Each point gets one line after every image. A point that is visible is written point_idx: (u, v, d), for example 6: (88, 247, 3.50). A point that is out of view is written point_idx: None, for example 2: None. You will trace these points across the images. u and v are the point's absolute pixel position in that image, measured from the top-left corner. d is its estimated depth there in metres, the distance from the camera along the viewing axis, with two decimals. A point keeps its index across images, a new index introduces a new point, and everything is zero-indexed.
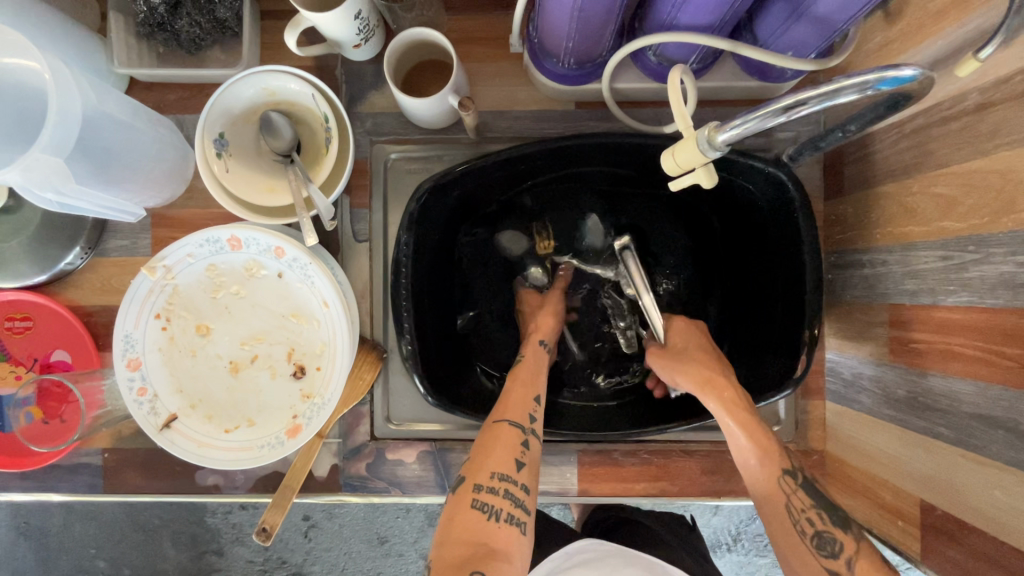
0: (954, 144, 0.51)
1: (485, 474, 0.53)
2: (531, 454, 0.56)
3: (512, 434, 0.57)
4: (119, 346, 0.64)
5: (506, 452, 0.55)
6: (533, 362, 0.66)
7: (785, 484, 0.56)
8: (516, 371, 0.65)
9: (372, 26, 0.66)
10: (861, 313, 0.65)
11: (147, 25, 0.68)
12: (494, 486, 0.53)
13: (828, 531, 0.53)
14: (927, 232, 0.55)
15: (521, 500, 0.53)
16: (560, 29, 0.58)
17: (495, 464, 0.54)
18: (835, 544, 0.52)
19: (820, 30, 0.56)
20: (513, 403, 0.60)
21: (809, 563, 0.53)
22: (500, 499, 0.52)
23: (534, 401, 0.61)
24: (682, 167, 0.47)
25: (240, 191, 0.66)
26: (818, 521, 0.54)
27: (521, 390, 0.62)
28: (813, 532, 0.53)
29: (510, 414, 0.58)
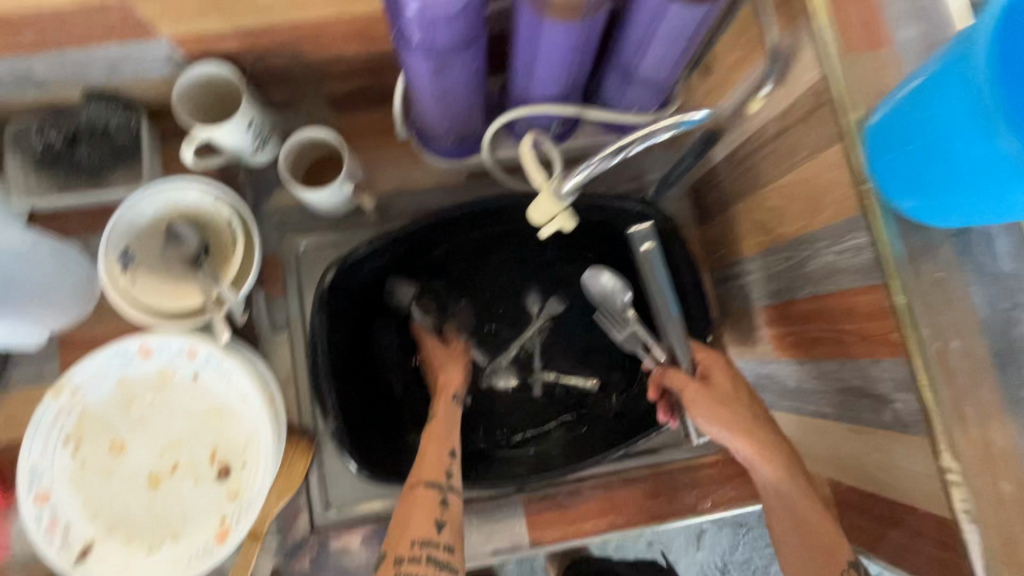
0: (770, 164, 0.61)
1: (405, 544, 0.58)
2: (453, 510, 0.62)
3: (430, 495, 0.62)
4: (25, 480, 0.61)
5: (426, 515, 0.60)
6: (447, 417, 0.69)
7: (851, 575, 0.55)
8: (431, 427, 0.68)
9: (267, 133, 0.72)
10: (747, 318, 0.72)
11: (47, 157, 0.73)
12: (416, 554, 0.58)
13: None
14: (773, 239, 0.63)
15: (444, 559, 0.58)
16: (432, 115, 0.66)
17: (415, 530, 0.59)
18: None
19: (650, 88, 0.67)
20: (428, 465, 0.64)
21: None
22: (423, 565, 0.57)
23: (448, 457, 0.65)
24: (545, 217, 0.54)
25: (149, 301, 0.69)
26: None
27: (435, 449, 0.65)
28: None
29: (426, 475, 0.63)
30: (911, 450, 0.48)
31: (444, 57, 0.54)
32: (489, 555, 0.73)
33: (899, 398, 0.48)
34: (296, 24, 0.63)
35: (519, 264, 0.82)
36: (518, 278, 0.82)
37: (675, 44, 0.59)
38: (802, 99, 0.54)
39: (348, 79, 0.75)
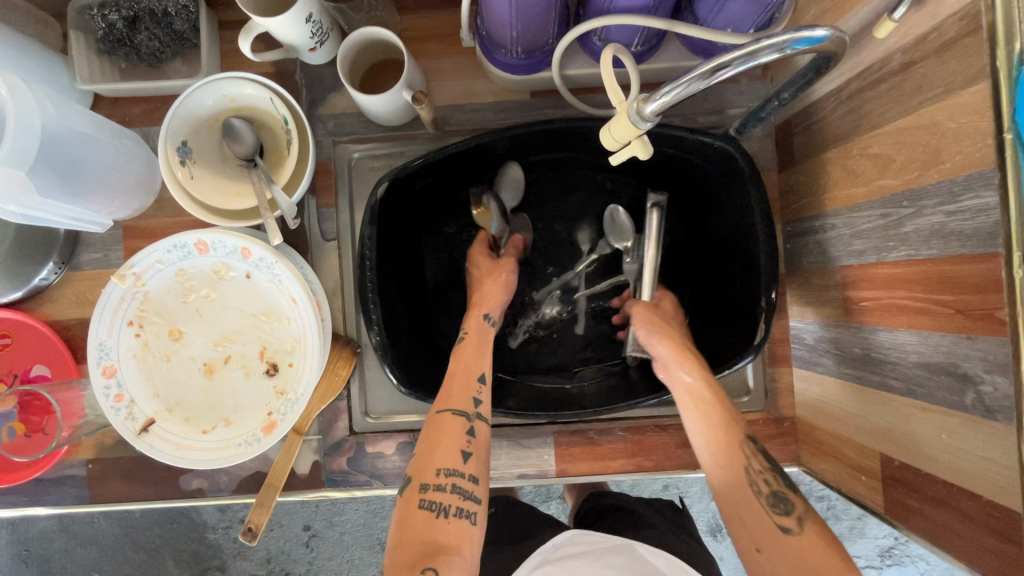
0: (883, 105, 0.53)
1: (430, 472, 0.56)
2: (479, 441, 0.59)
3: (457, 422, 0.59)
4: (94, 355, 0.65)
5: (452, 443, 0.57)
6: (478, 338, 0.67)
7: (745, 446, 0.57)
8: (461, 349, 0.66)
9: (326, 30, 0.68)
10: (818, 278, 0.66)
11: (108, 41, 0.71)
12: (441, 483, 0.55)
13: (782, 491, 0.54)
14: (868, 192, 0.56)
15: (469, 491, 0.55)
16: (502, 20, 0.60)
17: (441, 460, 0.56)
18: (789, 503, 0.53)
19: (754, 5, 0.58)
20: (456, 389, 0.61)
21: (765, 523, 0.52)
22: (449, 495, 0.54)
23: (478, 383, 0.63)
24: (619, 141, 0.49)
25: (205, 197, 0.68)
26: (774, 483, 0.54)
27: (464, 372, 0.63)
28: (768, 492, 0.54)
29: (454, 403, 0.60)
30: (989, 436, 0.44)
31: None
32: (516, 478, 0.75)
33: (989, 380, 0.44)
34: None
35: (580, 199, 0.78)
36: (576, 213, 0.79)
37: None
38: (942, 26, 0.45)
39: None
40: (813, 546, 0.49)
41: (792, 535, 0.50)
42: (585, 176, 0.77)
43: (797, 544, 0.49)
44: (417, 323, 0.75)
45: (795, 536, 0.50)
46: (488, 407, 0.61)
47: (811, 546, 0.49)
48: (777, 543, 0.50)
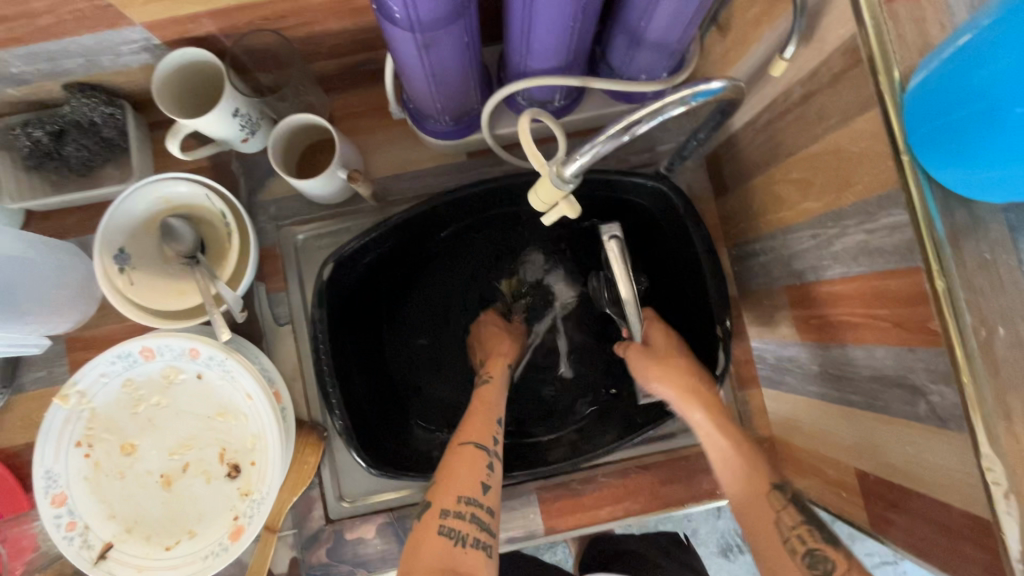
0: (794, 133, 0.55)
1: (451, 500, 0.56)
2: (497, 475, 0.60)
3: (478, 455, 0.60)
4: (40, 485, 0.61)
5: (470, 473, 0.58)
6: (500, 385, 0.68)
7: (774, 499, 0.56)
8: (485, 394, 0.67)
9: (256, 120, 0.69)
10: (768, 298, 0.68)
11: (34, 156, 0.71)
12: (461, 511, 0.55)
13: (819, 548, 0.52)
14: (796, 215, 0.58)
15: (487, 523, 0.55)
16: (424, 94, 0.62)
17: (461, 487, 0.57)
18: (829, 563, 0.51)
19: (660, 53, 0.61)
20: (477, 425, 0.62)
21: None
22: (467, 523, 0.54)
23: (496, 423, 0.64)
24: (546, 203, 0.49)
25: (146, 301, 0.67)
26: (812, 540, 0.53)
27: (485, 414, 0.64)
28: (807, 550, 0.52)
29: (474, 435, 0.61)
30: (950, 446, 0.44)
31: (430, 35, 0.50)
32: (505, 543, 0.72)
33: (937, 390, 0.44)
34: (276, 4, 0.59)
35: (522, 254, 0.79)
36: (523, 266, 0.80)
37: (688, 1, 0.53)
38: (830, 61, 0.48)
39: (337, 57, 0.71)
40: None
41: None
42: (519, 233, 0.78)
43: None
44: (377, 394, 0.73)
45: None
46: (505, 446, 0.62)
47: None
48: None
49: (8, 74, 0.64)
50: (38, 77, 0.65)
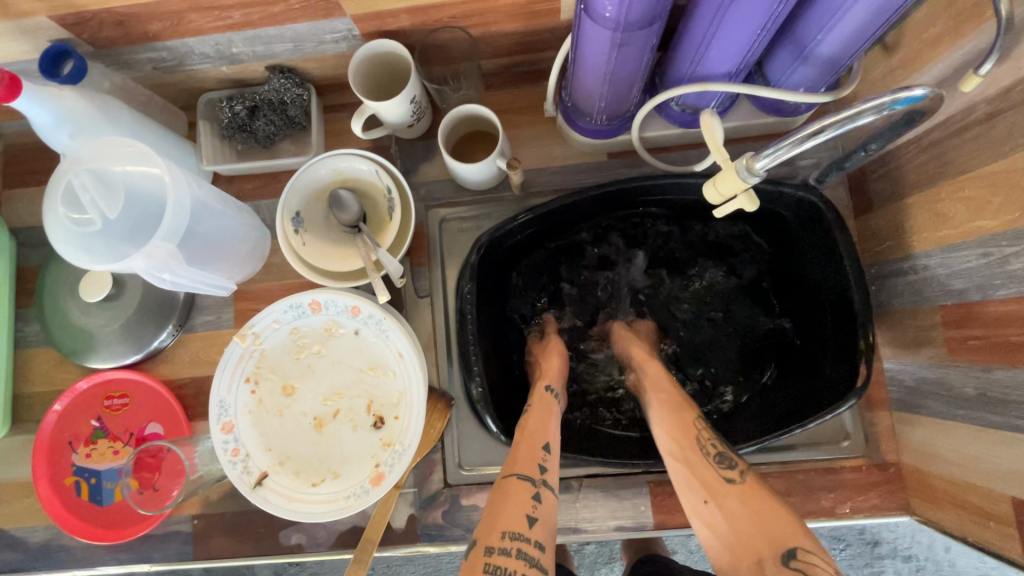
0: (971, 151, 0.56)
1: (496, 536, 0.53)
2: (545, 508, 0.56)
3: (524, 488, 0.57)
4: (215, 411, 0.69)
5: (518, 507, 0.55)
6: (541, 408, 0.66)
7: (696, 423, 0.62)
8: (524, 421, 0.65)
9: (423, 108, 0.76)
10: (913, 317, 0.67)
11: (230, 127, 0.80)
12: (505, 547, 0.52)
13: (726, 450, 0.59)
14: (963, 233, 0.57)
15: (535, 558, 0.52)
16: (593, 92, 0.66)
17: (506, 522, 0.54)
18: (732, 460, 0.58)
19: (826, 68, 0.63)
20: (523, 455, 0.60)
21: (710, 474, 0.57)
22: (514, 560, 0.51)
23: (543, 450, 0.60)
24: (725, 195, 0.52)
25: (314, 261, 0.74)
26: (719, 445, 0.59)
27: (528, 440, 0.61)
28: (714, 452, 0.59)
29: (520, 467, 0.58)
30: None
31: (628, 33, 0.54)
32: (613, 531, 0.74)
33: None
34: (468, 3, 0.65)
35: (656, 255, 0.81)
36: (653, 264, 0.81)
37: (874, 17, 0.54)
38: None
39: (503, 56, 0.77)
40: (746, 496, 0.54)
41: (734, 484, 0.55)
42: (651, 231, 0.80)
43: (738, 492, 0.55)
44: (504, 370, 0.77)
45: (737, 486, 0.55)
46: (554, 475, 0.59)
47: (752, 494, 0.54)
48: (719, 494, 0.55)
49: (229, 53, 0.73)
50: (250, 58, 0.75)
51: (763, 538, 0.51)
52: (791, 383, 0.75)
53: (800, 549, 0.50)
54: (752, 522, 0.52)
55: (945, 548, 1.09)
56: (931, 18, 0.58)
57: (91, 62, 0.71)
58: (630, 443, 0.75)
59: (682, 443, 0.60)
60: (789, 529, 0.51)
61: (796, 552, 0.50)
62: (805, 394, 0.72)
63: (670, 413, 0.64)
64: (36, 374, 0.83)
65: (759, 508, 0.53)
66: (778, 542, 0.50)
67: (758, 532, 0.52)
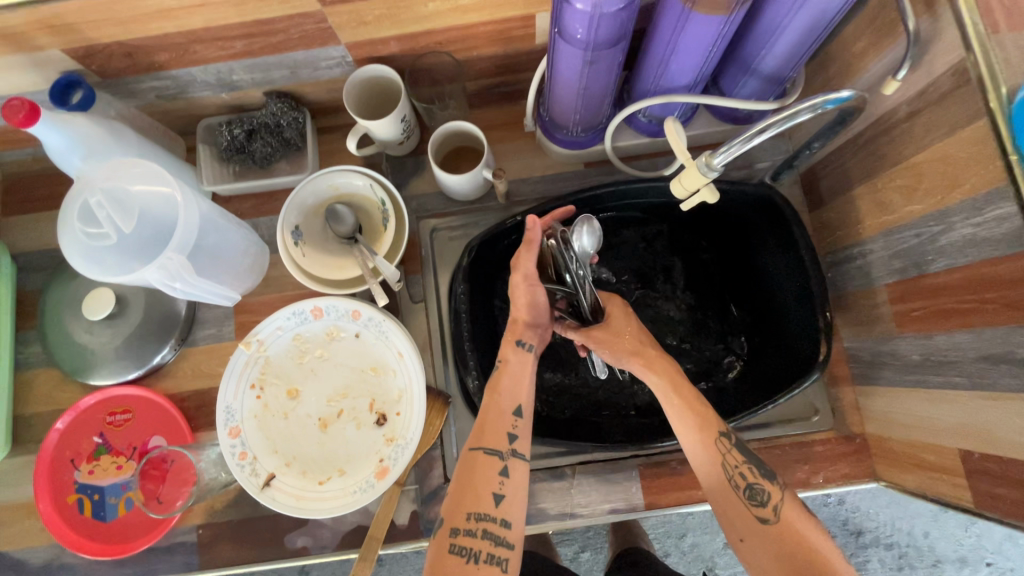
0: (898, 146, 0.64)
1: (462, 516, 0.57)
2: (512, 481, 0.60)
3: (491, 462, 0.60)
4: (222, 417, 0.72)
5: (486, 484, 0.59)
6: (513, 373, 0.66)
7: (722, 444, 0.61)
8: (496, 380, 0.66)
9: (412, 126, 0.82)
10: (865, 298, 0.74)
11: (229, 150, 0.84)
12: (472, 528, 0.57)
13: (757, 484, 0.60)
14: (899, 217, 0.65)
15: (500, 536, 0.57)
16: (568, 106, 0.73)
17: (474, 501, 0.58)
18: (764, 495, 0.60)
19: (772, 79, 0.71)
20: (492, 429, 0.62)
21: (745, 514, 0.59)
22: (479, 540, 0.56)
23: (512, 416, 0.63)
24: (689, 189, 0.59)
25: (314, 271, 0.79)
26: (751, 476, 0.60)
27: (497, 409, 0.63)
28: (746, 485, 0.60)
29: (489, 441, 0.61)
30: None
31: (598, 52, 0.61)
32: (608, 514, 0.78)
33: None
34: (452, 30, 0.72)
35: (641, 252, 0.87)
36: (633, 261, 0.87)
37: (807, 35, 0.63)
38: (938, 81, 0.57)
39: (484, 78, 0.84)
40: (782, 533, 0.57)
41: (770, 525, 0.57)
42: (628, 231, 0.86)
43: (773, 532, 0.57)
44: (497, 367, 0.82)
45: (770, 525, 0.57)
46: (523, 442, 0.62)
47: (789, 531, 0.57)
48: (758, 534, 0.57)
49: (230, 80, 0.79)
50: (250, 84, 0.80)
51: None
52: (764, 366, 0.81)
53: None
54: (787, 560, 0.55)
55: (924, 534, 1.15)
56: (856, 34, 0.67)
57: (98, 91, 0.75)
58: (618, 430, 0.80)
59: (709, 466, 0.60)
60: (822, 565, 0.54)
61: None
62: (774, 374, 0.79)
63: (692, 415, 0.61)
64: (37, 395, 0.84)
65: (789, 547, 0.56)
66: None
67: (793, 560, 0.55)
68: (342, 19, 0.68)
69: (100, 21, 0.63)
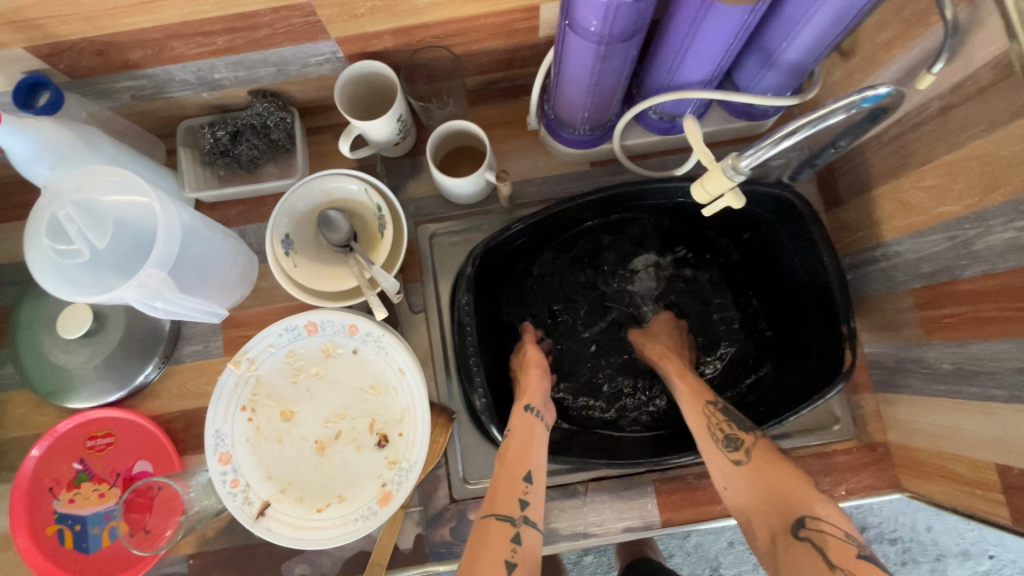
0: (929, 144, 0.60)
1: None
2: (527, 548, 0.57)
3: (503, 529, 0.57)
4: (211, 442, 0.67)
5: (498, 550, 0.55)
6: (522, 433, 0.65)
7: (708, 406, 0.67)
8: (506, 447, 0.64)
9: (408, 126, 0.77)
10: (888, 302, 0.71)
11: (213, 153, 0.79)
12: None
13: (733, 431, 0.64)
14: (928, 219, 0.62)
15: None
16: (576, 103, 0.69)
17: (486, 568, 0.54)
18: (738, 440, 0.63)
19: (791, 73, 0.67)
20: (502, 493, 0.59)
21: (718, 456, 0.63)
22: None
23: (524, 481, 0.60)
24: (712, 194, 0.55)
25: (306, 282, 0.73)
26: (727, 427, 0.64)
27: (509, 475, 0.61)
28: (722, 436, 0.64)
29: (500, 507, 0.58)
30: None
31: (611, 46, 0.57)
32: (622, 533, 0.75)
33: None
34: (451, 23, 0.68)
35: (656, 254, 0.83)
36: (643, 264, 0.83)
37: (834, 25, 0.59)
38: (977, 75, 0.53)
39: (484, 73, 0.79)
40: (756, 471, 0.60)
41: (742, 464, 0.61)
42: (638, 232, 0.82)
43: (748, 471, 0.60)
44: (502, 378, 0.78)
45: (743, 466, 0.61)
46: (535, 509, 0.59)
47: (760, 469, 0.60)
48: (733, 477, 0.61)
49: (211, 79, 0.73)
50: (233, 83, 0.75)
51: (775, 513, 0.56)
52: (781, 373, 0.78)
53: (810, 517, 0.54)
54: (763, 496, 0.58)
55: (928, 528, 1.13)
56: (882, 25, 0.63)
57: (68, 93, 0.69)
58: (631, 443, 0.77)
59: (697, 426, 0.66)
60: (801, 498, 0.56)
61: (805, 520, 0.54)
62: (792, 382, 0.76)
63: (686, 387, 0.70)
64: (12, 419, 0.79)
65: (770, 483, 0.58)
66: (792, 513, 0.55)
67: (773, 501, 0.57)
68: (333, 12, 0.63)
69: (66, 16, 0.58)
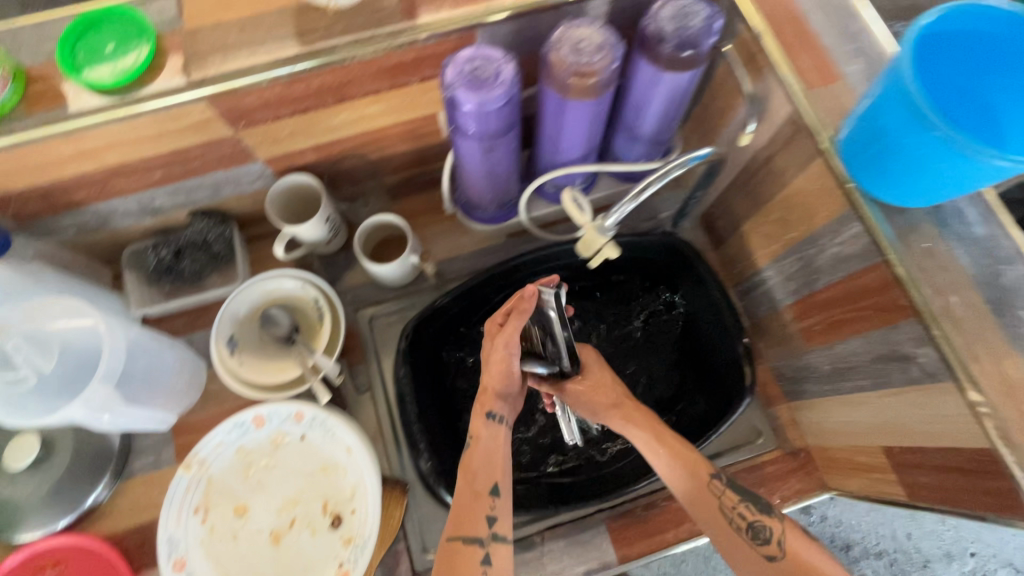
0: (766, 185, 0.73)
1: None
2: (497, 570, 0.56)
3: (473, 552, 0.56)
4: (164, 550, 0.67)
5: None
6: (483, 448, 0.63)
7: (715, 488, 0.62)
8: (468, 459, 0.63)
9: (337, 225, 0.86)
10: (775, 319, 0.81)
11: (157, 272, 0.85)
12: None
13: (757, 520, 0.60)
14: (782, 246, 0.73)
15: None
16: (479, 188, 0.80)
17: None
18: (767, 529, 0.60)
19: (652, 142, 0.81)
20: (469, 516, 0.58)
21: (750, 554, 0.59)
22: None
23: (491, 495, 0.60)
24: (592, 250, 0.65)
25: (252, 378, 0.79)
26: (750, 514, 0.61)
27: (472, 492, 0.60)
28: (747, 524, 0.60)
29: (466, 529, 0.57)
30: (947, 397, 0.55)
31: (492, 141, 0.68)
32: None
33: (922, 351, 0.56)
34: (363, 135, 0.79)
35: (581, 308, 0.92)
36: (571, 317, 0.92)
37: (670, 104, 0.73)
38: (779, 130, 0.67)
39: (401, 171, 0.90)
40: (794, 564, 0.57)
41: (778, 560, 0.57)
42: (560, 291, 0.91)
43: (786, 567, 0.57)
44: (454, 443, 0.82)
45: (780, 561, 0.57)
46: (506, 524, 0.59)
47: (796, 561, 0.57)
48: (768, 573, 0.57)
49: (153, 206, 0.81)
50: (173, 207, 0.83)
51: None
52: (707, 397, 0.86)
53: None
54: None
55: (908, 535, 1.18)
56: (712, 98, 0.78)
57: (16, 235, 0.76)
58: (582, 486, 0.81)
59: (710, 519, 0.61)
60: None
61: None
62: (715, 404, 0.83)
63: (680, 462, 0.63)
64: None
65: None
66: None
67: None
68: (257, 138, 0.73)
69: (14, 171, 0.65)
